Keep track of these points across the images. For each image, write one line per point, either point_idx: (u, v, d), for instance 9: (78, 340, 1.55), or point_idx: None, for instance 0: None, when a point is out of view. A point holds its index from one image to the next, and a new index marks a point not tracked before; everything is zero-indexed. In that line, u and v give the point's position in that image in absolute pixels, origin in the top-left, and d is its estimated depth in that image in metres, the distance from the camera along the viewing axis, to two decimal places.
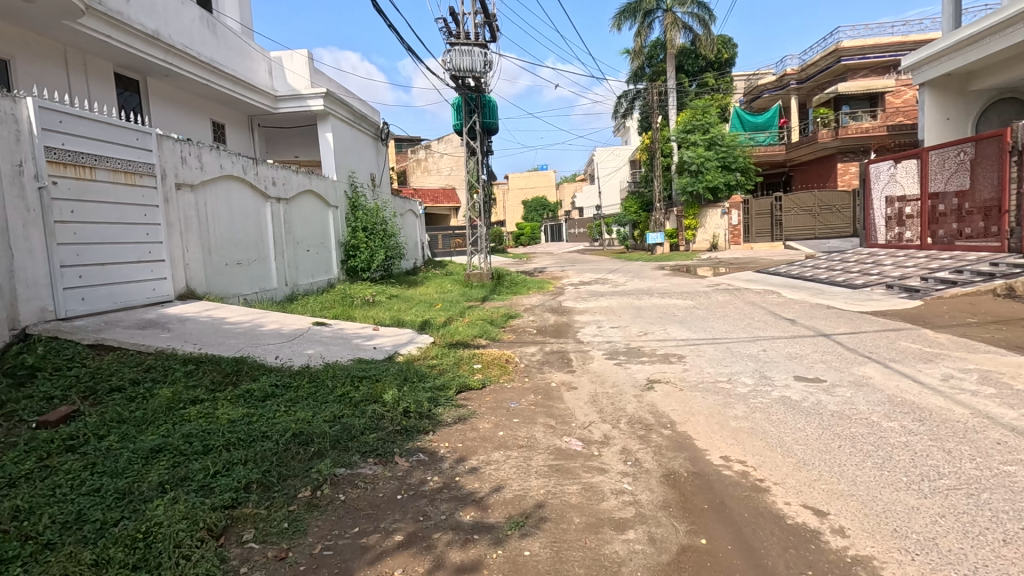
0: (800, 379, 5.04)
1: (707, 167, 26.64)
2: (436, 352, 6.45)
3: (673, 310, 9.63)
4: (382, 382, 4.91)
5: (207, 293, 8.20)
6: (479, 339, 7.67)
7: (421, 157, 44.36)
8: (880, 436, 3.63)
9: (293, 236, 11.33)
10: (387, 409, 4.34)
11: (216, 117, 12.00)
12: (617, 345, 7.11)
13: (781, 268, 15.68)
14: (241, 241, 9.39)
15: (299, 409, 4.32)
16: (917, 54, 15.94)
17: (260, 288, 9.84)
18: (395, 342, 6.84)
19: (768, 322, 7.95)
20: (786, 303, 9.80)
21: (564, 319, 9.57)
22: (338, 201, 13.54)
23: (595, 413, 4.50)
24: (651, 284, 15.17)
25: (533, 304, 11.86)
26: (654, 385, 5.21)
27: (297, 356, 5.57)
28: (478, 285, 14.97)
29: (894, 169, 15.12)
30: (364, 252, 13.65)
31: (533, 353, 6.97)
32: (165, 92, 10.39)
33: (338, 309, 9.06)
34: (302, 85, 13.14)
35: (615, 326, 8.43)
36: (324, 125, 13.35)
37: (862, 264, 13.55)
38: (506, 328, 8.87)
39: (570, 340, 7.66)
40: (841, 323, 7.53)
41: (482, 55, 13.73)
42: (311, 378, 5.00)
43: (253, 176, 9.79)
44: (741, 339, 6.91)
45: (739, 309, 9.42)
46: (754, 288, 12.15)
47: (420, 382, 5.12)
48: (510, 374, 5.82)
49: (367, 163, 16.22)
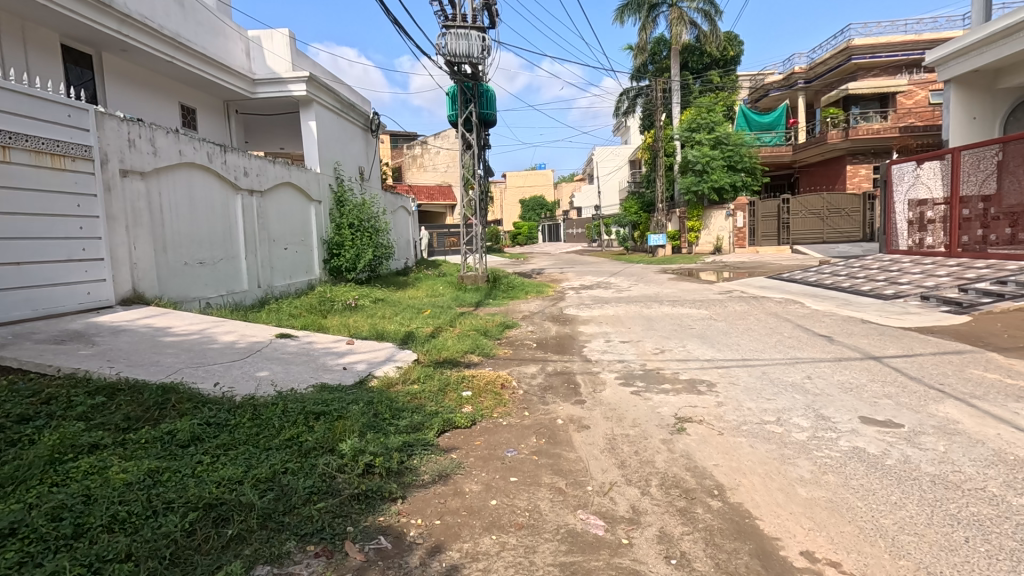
0: (869, 422, 4.02)
1: (712, 167, 25.64)
2: (419, 374, 5.41)
3: (689, 323, 8.61)
4: (344, 420, 3.87)
5: (159, 297, 7.12)
6: (470, 356, 6.61)
7: (417, 153, 43.42)
8: (1021, 525, 2.62)
9: (268, 233, 10.27)
10: (344, 464, 3.31)
11: (185, 100, 10.91)
12: (631, 366, 6.07)
13: (796, 274, 14.71)
14: (204, 237, 8.33)
15: (227, 464, 3.27)
16: (944, 48, 14.93)
17: (226, 290, 8.78)
18: (370, 360, 5.79)
19: (802, 340, 6.91)
20: (813, 316, 8.79)
21: (567, 331, 8.52)
22: (321, 195, 12.46)
23: (617, 470, 3.47)
24: (658, 289, 14.17)
25: (531, 310, 10.82)
26: (685, 426, 4.19)
27: (244, 383, 4.50)
28: (473, 287, 13.92)
29: (919, 170, 14.13)
30: (348, 251, 12.56)
31: (533, 374, 5.93)
32: (124, 69, 9.29)
33: (309, 317, 8.00)
34: (282, 68, 12.05)
35: (626, 341, 7.41)
36: (306, 112, 12.25)
37: (886, 272, 12.59)
38: (502, 340, 7.84)
39: (575, 357, 6.62)
40: (888, 343, 6.54)
41: (479, 39, 12.67)
42: (256, 413, 3.96)
43: (221, 165, 8.73)
44: (778, 362, 5.88)
45: (762, 322, 8.40)
46: (772, 296, 11.15)
47: (393, 420, 4.08)
48: (506, 406, 4.78)
49: (356, 156, 15.16)
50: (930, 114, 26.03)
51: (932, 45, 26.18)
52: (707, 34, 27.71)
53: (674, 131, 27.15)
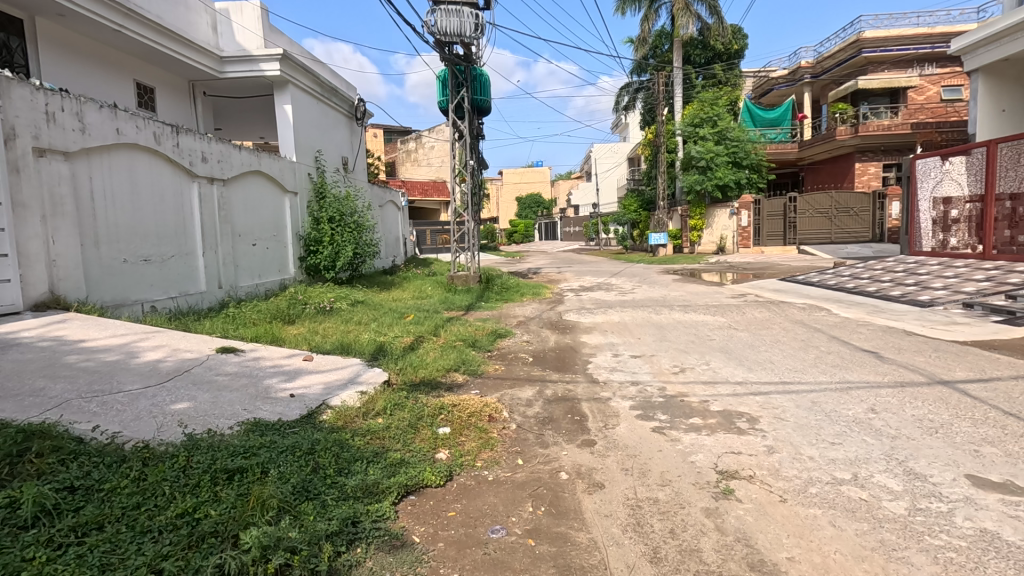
0: (984, 486, 2.96)
1: (717, 163, 24.57)
2: (387, 403, 4.31)
3: (707, 333, 7.51)
4: (266, 484, 2.77)
5: (84, 301, 6.01)
6: (453, 376, 5.50)
7: (411, 148, 42.22)
8: None
9: (232, 226, 9.15)
10: (247, 567, 2.24)
11: (141, 78, 9.77)
12: (646, 392, 4.98)
13: (811, 277, 13.71)
14: (150, 230, 7.22)
15: (70, 567, 2.15)
16: (971, 35, 13.93)
17: (179, 292, 7.70)
18: (328, 383, 4.69)
19: (846, 358, 5.83)
20: (846, 326, 7.77)
21: (569, 342, 7.43)
22: (297, 186, 11.35)
23: (650, 569, 2.40)
24: (665, 291, 13.13)
25: (527, 315, 9.76)
26: (732, 486, 3.12)
27: (145, 423, 3.39)
28: (464, 289, 12.82)
29: (945, 165, 13.15)
30: (326, 248, 11.40)
31: (529, 401, 4.83)
32: (62, 37, 8.13)
33: (266, 325, 6.85)
34: (252, 44, 10.83)
35: (637, 355, 6.34)
36: (281, 96, 11.12)
37: (914, 275, 11.55)
38: (493, 352, 6.78)
39: (579, 377, 5.52)
40: (952, 362, 5.49)
41: (472, 16, 11.57)
42: (143, 472, 2.82)
43: (171, 147, 7.58)
44: (827, 388, 4.81)
45: (792, 334, 7.31)
46: (793, 302, 10.09)
47: (338, 481, 2.99)
48: (493, 450, 3.71)
49: (338, 145, 14.02)
50: (941, 110, 25.13)
51: (946, 38, 25.16)
52: (712, 26, 26.69)
53: (676, 126, 26.07)
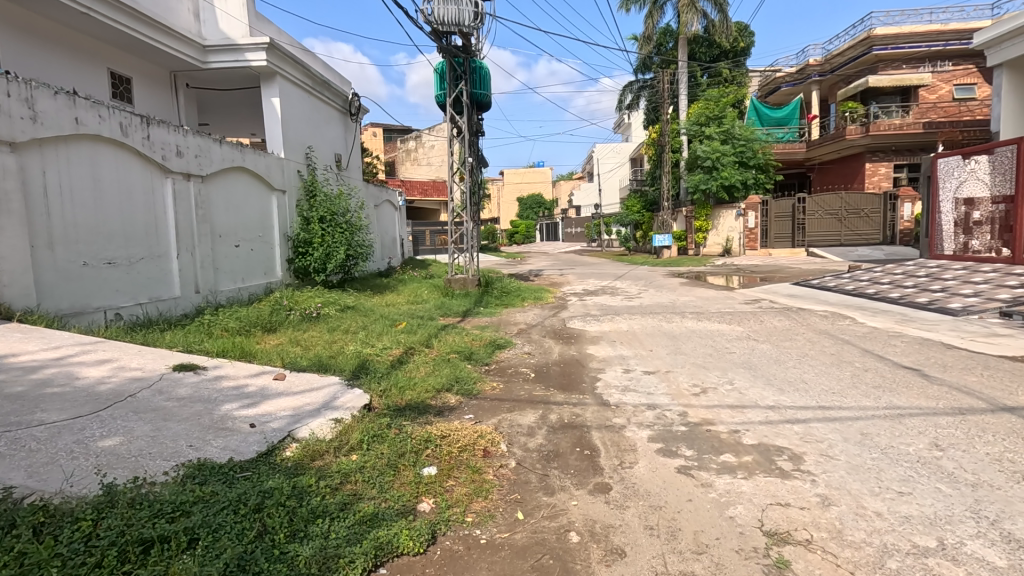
0: None
1: (723, 163, 23.96)
2: (365, 435, 3.69)
3: (725, 345, 6.85)
4: (187, 568, 2.11)
5: (33, 310, 5.38)
6: (444, 397, 4.84)
7: (411, 147, 41.64)
8: None
9: (211, 226, 8.51)
10: None
11: (116, 67, 9.14)
12: (666, 418, 4.33)
13: (827, 281, 13.05)
14: (115, 230, 6.59)
15: None
16: (995, 29, 13.28)
17: (149, 296, 7.07)
18: (298, 409, 4.04)
19: (887, 377, 5.17)
20: (876, 337, 7.11)
21: (574, 354, 6.78)
22: (285, 184, 10.71)
23: None
24: (673, 296, 12.48)
25: (528, 323, 9.13)
26: (785, 556, 2.48)
27: (54, 471, 2.73)
28: (461, 293, 12.17)
29: (969, 164, 12.49)
30: (316, 250, 10.76)
31: (530, 429, 4.19)
32: (23, 20, 7.52)
33: (236, 338, 6.19)
34: (237, 33, 10.18)
35: (651, 372, 5.69)
36: (269, 88, 10.48)
37: (940, 280, 10.87)
38: (490, 366, 6.14)
39: (587, 400, 4.86)
40: (1013, 384, 4.83)
41: (472, 4, 10.89)
42: (28, 546, 2.14)
43: (140, 140, 6.95)
44: (875, 416, 4.15)
45: (819, 347, 6.65)
46: (813, 310, 9.44)
47: (287, 554, 2.33)
48: (487, 499, 3.07)
49: (331, 141, 13.40)
50: (954, 109, 24.50)
51: (960, 34, 24.45)
52: (717, 24, 26.08)
53: (681, 124, 25.51)
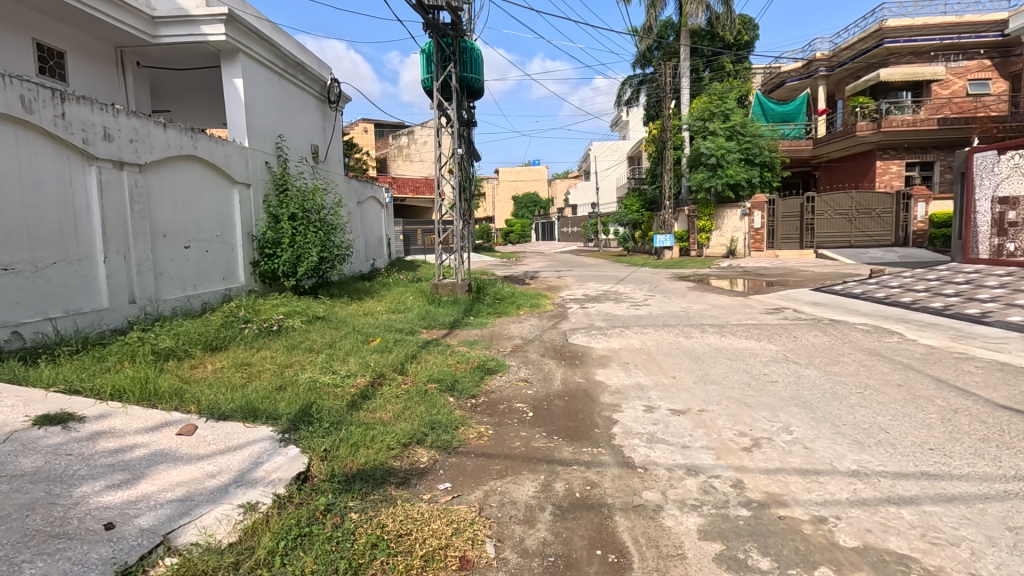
0: None
1: (728, 160, 22.78)
2: (276, 538, 2.45)
3: (763, 372, 5.62)
4: None
5: None
6: (415, 455, 3.60)
7: (403, 144, 40.47)
8: None
9: (152, 223, 7.24)
10: None
11: (45, 38, 7.88)
12: (718, 493, 3.11)
13: (851, 287, 11.95)
14: (12, 227, 5.32)
15: None
16: None
17: (62, 308, 5.81)
18: (193, 487, 2.80)
19: (988, 425, 4.00)
20: (940, 361, 5.92)
21: (580, 382, 5.54)
22: (249, 177, 9.42)
23: None
24: (685, 304, 11.33)
25: (525, 336, 7.97)
26: None
27: None
28: (449, 300, 10.90)
29: (1010, 159, 11.36)
30: (285, 252, 9.47)
31: (529, 511, 2.96)
32: None
33: (148, 365, 4.88)
34: (191, 5, 8.86)
35: (681, 412, 4.49)
36: (231, 68, 9.18)
37: (984, 288, 9.74)
38: (476, 399, 4.93)
39: (605, 457, 3.65)
40: None
41: None
42: None
43: (52, 118, 5.68)
44: (1013, 496, 2.95)
45: (878, 374, 5.44)
46: (850, 322, 8.28)
47: None
48: None
49: (307, 131, 12.14)
50: (968, 105, 23.35)
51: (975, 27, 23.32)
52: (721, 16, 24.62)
53: (683, 120, 24.28)
